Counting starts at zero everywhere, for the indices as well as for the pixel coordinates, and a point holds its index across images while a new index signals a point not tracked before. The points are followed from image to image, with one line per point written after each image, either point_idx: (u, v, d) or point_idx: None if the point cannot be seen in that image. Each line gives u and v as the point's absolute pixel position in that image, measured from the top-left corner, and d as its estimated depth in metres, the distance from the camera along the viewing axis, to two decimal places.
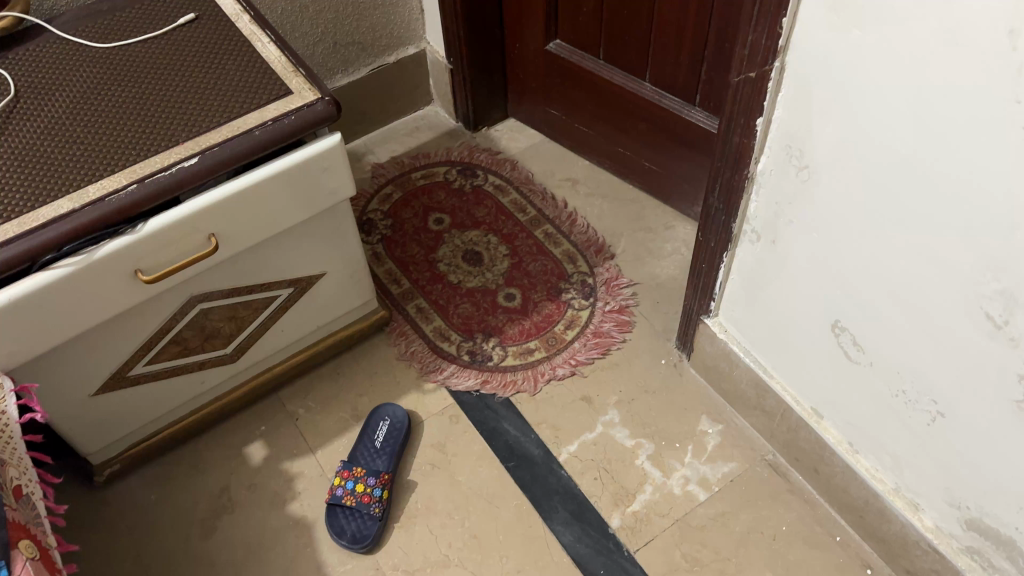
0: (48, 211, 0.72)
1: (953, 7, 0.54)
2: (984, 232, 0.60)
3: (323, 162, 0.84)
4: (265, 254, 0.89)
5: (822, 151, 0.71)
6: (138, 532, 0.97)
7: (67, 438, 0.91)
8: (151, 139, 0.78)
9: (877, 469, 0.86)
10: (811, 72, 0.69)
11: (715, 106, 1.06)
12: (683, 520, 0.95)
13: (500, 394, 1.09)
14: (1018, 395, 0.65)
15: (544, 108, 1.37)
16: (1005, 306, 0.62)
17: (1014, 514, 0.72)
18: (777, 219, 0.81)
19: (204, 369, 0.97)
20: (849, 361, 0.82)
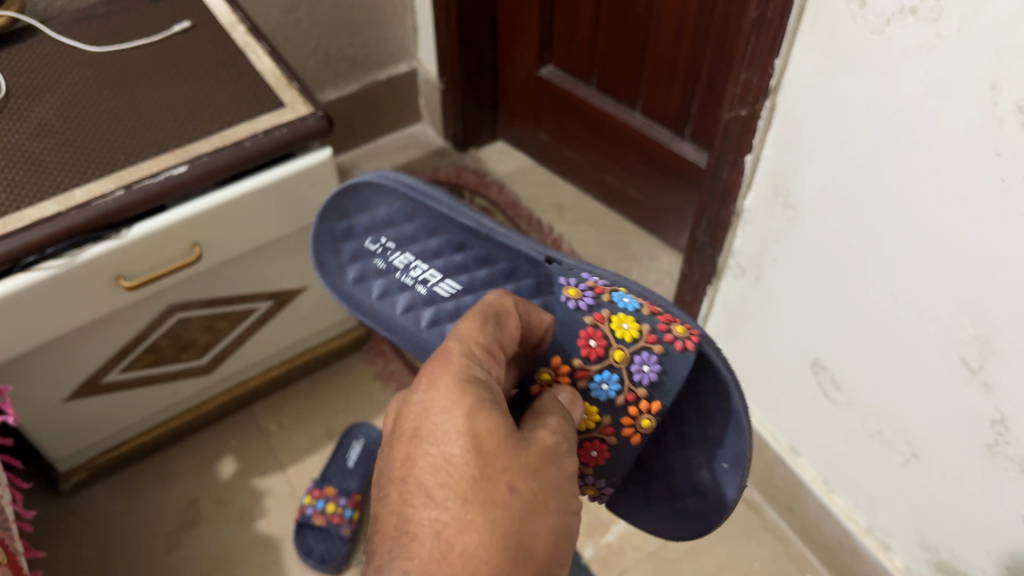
0: (32, 212, 0.71)
1: (939, 59, 0.56)
2: (963, 280, 0.61)
3: (311, 177, 0.84)
4: (247, 265, 0.89)
5: (808, 190, 0.72)
6: (103, 543, 0.95)
7: (36, 443, 0.89)
8: (142, 145, 0.77)
9: (851, 509, 0.86)
10: (800, 115, 0.70)
11: (705, 141, 1.07)
12: (657, 553, 0.95)
13: None
14: (991, 439, 0.65)
15: (534, 132, 1.38)
16: (980, 352, 0.63)
17: (984, 558, 0.72)
18: (762, 255, 0.82)
19: (178, 378, 0.96)
20: (828, 401, 0.82)
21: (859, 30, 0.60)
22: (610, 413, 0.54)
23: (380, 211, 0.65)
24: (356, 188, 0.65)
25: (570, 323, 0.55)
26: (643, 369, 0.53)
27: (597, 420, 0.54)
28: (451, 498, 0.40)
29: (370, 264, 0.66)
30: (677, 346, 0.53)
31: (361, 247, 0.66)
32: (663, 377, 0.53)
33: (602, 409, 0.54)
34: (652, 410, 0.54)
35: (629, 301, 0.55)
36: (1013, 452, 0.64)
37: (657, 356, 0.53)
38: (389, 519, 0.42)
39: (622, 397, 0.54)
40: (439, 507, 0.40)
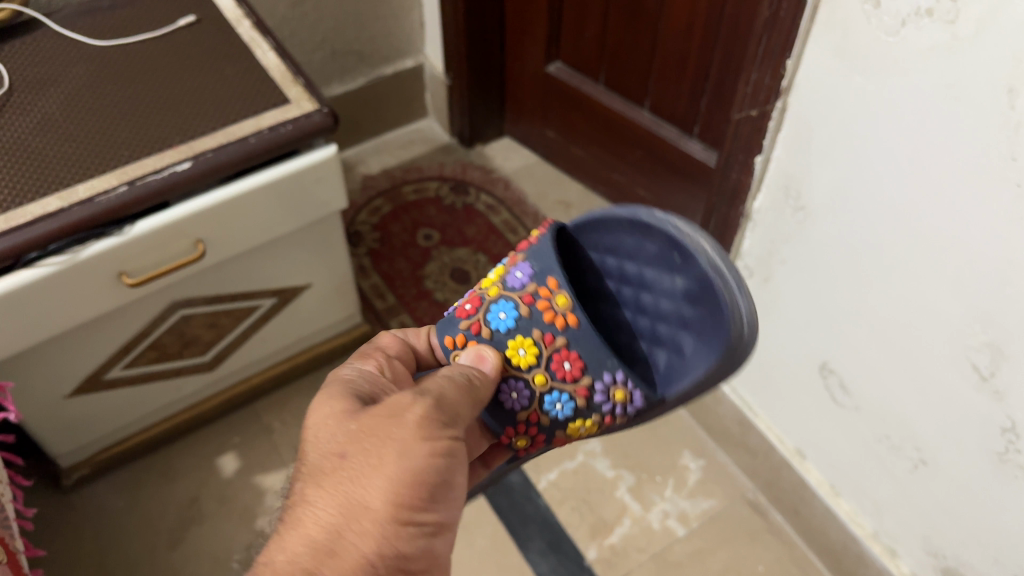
0: (36, 208, 0.70)
1: (956, 62, 0.55)
2: (975, 285, 0.61)
3: (316, 174, 0.83)
4: (251, 263, 0.88)
5: (819, 192, 0.71)
6: (105, 539, 0.95)
7: (38, 439, 0.88)
8: (146, 141, 0.76)
9: (857, 513, 0.85)
10: (812, 116, 0.69)
11: (714, 140, 1.06)
12: (660, 555, 0.95)
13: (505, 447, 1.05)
14: (1001, 446, 0.65)
15: (540, 128, 1.37)
16: (991, 359, 0.62)
17: (991, 565, 0.72)
18: (771, 257, 0.81)
19: (181, 375, 0.96)
20: (835, 404, 0.81)
21: (874, 32, 0.59)
22: (535, 326, 0.54)
23: None
24: None
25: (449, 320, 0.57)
26: (515, 275, 0.56)
27: (531, 343, 0.54)
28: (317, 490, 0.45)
29: None
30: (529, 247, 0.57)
31: None
32: (539, 268, 0.55)
33: (524, 333, 0.54)
34: (556, 288, 0.54)
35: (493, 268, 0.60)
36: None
37: (519, 262, 0.56)
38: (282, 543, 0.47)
39: (524, 308, 0.54)
40: (309, 499, 0.45)
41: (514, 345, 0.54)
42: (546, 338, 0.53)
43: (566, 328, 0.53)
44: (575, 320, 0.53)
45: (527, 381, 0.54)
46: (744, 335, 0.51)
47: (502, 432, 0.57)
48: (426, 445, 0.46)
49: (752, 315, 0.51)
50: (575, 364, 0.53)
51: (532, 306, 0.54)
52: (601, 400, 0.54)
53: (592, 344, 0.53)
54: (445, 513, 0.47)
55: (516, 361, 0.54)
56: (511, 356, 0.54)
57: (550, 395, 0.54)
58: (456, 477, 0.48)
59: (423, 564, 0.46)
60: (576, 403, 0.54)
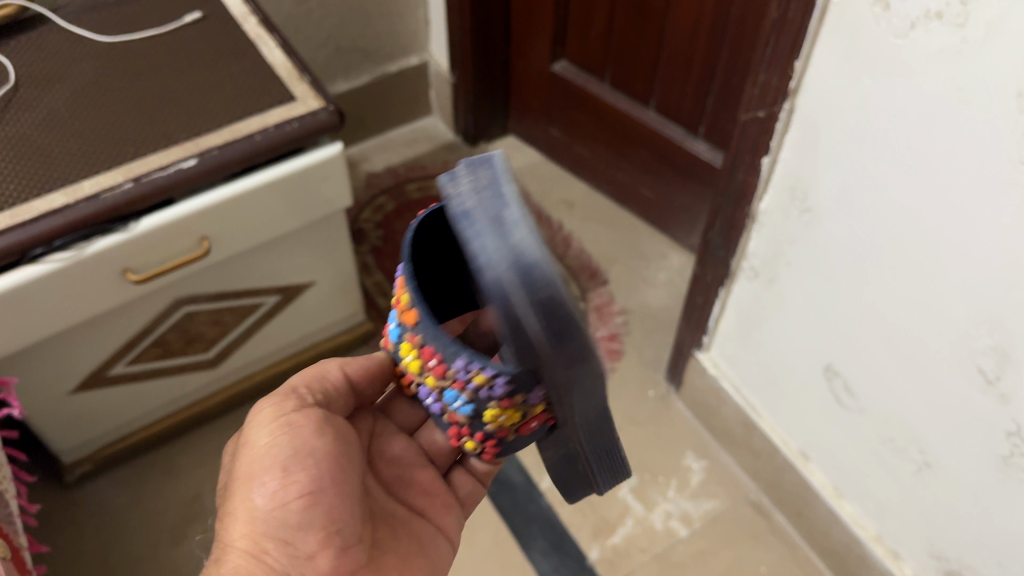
0: (41, 204, 0.70)
1: (966, 65, 0.54)
2: (982, 289, 0.60)
3: (321, 172, 0.83)
4: (255, 260, 0.88)
5: (826, 194, 0.71)
6: (108, 535, 0.95)
7: (41, 435, 0.88)
8: (151, 137, 0.76)
9: (860, 515, 0.85)
10: (819, 118, 0.68)
11: (719, 140, 1.06)
12: (663, 555, 0.95)
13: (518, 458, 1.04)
14: (1006, 450, 0.64)
15: (545, 127, 1.36)
16: (997, 363, 0.62)
17: (995, 568, 0.72)
18: (777, 258, 0.81)
19: (184, 372, 0.95)
20: (840, 406, 0.81)
21: (883, 34, 0.59)
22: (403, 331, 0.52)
23: None
24: None
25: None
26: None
27: (407, 349, 0.53)
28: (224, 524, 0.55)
29: None
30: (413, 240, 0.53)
31: None
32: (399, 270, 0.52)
33: (404, 340, 0.53)
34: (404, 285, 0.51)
35: None
36: None
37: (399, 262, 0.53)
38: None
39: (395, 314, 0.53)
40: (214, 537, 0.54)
41: (404, 350, 0.53)
42: (409, 339, 0.52)
43: (416, 327, 0.50)
44: (418, 317, 0.50)
45: (426, 385, 0.53)
46: (528, 277, 0.39)
47: (448, 432, 0.57)
48: (262, 437, 0.54)
49: (512, 250, 0.39)
50: (436, 360, 0.50)
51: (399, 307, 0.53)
52: (469, 382, 0.49)
53: (435, 336, 0.49)
54: (311, 478, 0.53)
55: (409, 367, 0.53)
56: (405, 364, 0.55)
57: (445, 391, 0.52)
58: (310, 444, 0.54)
59: (311, 537, 0.52)
60: (463, 396, 0.51)
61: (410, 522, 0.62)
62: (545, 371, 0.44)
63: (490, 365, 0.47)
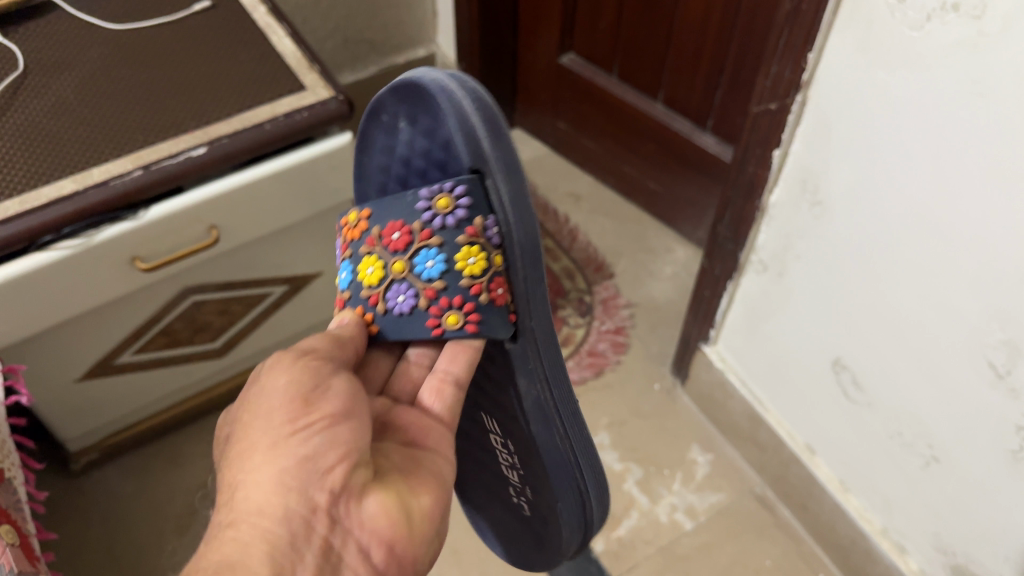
0: (51, 191, 0.70)
1: (980, 58, 0.54)
2: (994, 283, 0.60)
3: (331, 162, 0.83)
4: (263, 250, 0.88)
5: (837, 187, 0.71)
6: (114, 523, 0.95)
7: (47, 422, 0.88)
8: (161, 125, 0.76)
9: (866, 510, 0.85)
10: (831, 111, 0.68)
11: (728, 134, 1.05)
12: (668, 548, 0.95)
13: None
14: (1015, 445, 0.64)
15: (551, 120, 1.36)
16: (1008, 357, 0.62)
17: (1001, 563, 0.72)
18: (786, 251, 0.81)
19: (191, 361, 0.95)
20: (848, 399, 0.81)
21: (897, 26, 0.59)
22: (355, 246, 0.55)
23: None
24: None
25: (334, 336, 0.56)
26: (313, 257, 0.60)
27: (367, 256, 0.54)
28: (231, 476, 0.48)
29: None
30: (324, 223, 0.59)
31: None
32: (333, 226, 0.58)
33: (360, 254, 0.55)
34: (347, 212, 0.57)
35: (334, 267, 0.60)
36: None
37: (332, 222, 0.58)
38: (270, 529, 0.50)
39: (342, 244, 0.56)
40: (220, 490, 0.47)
41: (363, 266, 0.54)
42: (370, 241, 0.54)
43: (369, 218, 0.55)
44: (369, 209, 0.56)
45: (402, 276, 0.52)
46: (478, 99, 0.50)
47: (440, 336, 0.55)
48: (280, 377, 0.48)
49: (473, 94, 0.50)
50: (398, 230, 0.53)
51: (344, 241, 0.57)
52: (429, 214, 0.52)
53: (390, 210, 0.54)
54: (337, 406, 0.47)
55: (369, 280, 0.53)
56: (363, 280, 0.54)
57: (417, 259, 0.52)
58: (331, 382, 0.48)
59: (334, 455, 0.45)
60: (437, 246, 0.51)
61: (410, 461, 0.50)
62: (494, 180, 0.50)
63: (450, 182, 0.51)
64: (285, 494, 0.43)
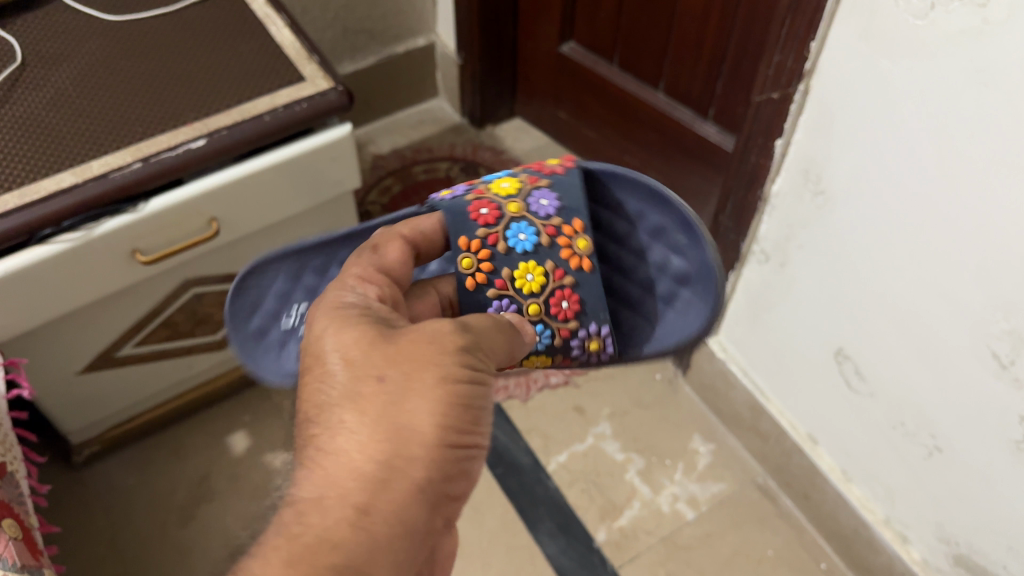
0: (50, 183, 0.70)
1: (985, 47, 0.54)
2: (999, 273, 0.60)
3: (331, 153, 0.82)
4: (263, 241, 0.87)
5: (840, 177, 0.71)
6: (117, 516, 0.95)
7: (50, 415, 0.88)
8: (160, 117, 0.76)
9: (869, 500, 0.85)
10: (834, 100, 0.68)
11: (729, 123, 1.05)
12: (669, 538, 0.95)
13: (524, 441, 1.04)
14: (1019, 435, 0.64)
15: (552, 110, 1.36)
16: (1012, 347, 0.62)
17: (1005, 553, 0.72)
18: (789, 241, 0.80)
19: (192, 353, 0.95)
20: (850, 389, 0.81)
21: (901, 15, 0.58)
22: (550, 259, 0.58)
23: (275, 288, 0.64)
24: (258, 272, 0.64)
25: (458, 211, 0.58)
26: (541, 202, 0.59)
27: (543, 273, 0.58)
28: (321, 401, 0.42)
29: (294, 337, 0.64)
30: (557, 175, 0.61)
31: (282, 326, 0.65)
32: (566, 208, 0.59)
33: (541, 262, 0.58)
34: (577, 230, 0.59)
35: (524, 238, 0.59)
36: None
37: (546, 188, 0.60)
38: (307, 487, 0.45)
39: (544, 240, 0.59)
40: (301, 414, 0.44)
41: (524, 269, 0.58)
42: (557, 271, 0.58)
43: (578, 271, 0.59)
44: (590, 270, 0.59)
45: (520, 306, 0.58)
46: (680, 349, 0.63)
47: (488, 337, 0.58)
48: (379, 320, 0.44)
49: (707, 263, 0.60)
50: (569, 301, 0.59)
51: (552, 240, 0.59)
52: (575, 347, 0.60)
53: (597, 306, 0.60)
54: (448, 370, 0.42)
55: (524, 282, 0.58)
56: (525, 280, 0.58)
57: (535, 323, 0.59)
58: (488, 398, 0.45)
59: (466, 483, 0.43)
60: (549, 333, 0.59)
61: None
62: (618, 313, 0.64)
63: (602, 331, 0.60)
64: (428, 507, 0.40)
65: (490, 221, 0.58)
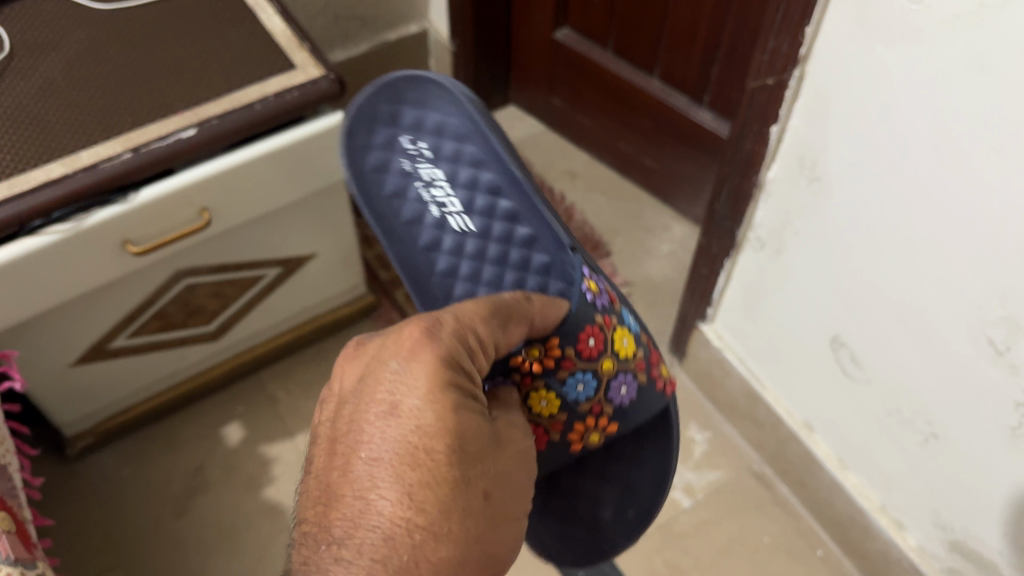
0: (39, 174, 0.69)
1: (981, 31, 0.53)
2: (995, 259, 0.60)
3: (323, 141, 0.81)
4: (256, 231, 0.87)
5: (836, 163, 0.70)
6: (112, 508, 0.95)
7: (43, 407, 0.88)
8: (149, 106, 0.75)
9: (865, 486, 0.86)
10: (830, 85, 0.67)
11: (724, 109, 1.04)
12: (666, 526, 0.95)
13: None
14: (1015, 421, 0.64)
15: (546, 97, 1.35)
16: (1008, 333, 0.62)
17: (1001, 539, 0.72)
18: (784, 228, 0.80)
19: (186, 344, 0.95)
20: (846, 376, 0.81)
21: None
22: (573, 413, 0.59)
23: (433, 115, 0.68)
24: (423, 81, 0.67)
25: (581, 317, 0.58)
26: (621, 391, 0.60)
27: (553, 405, 0.58)
28: (412, 473, 0.40)
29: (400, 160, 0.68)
30: (654, 377, 0.62)
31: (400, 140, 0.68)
32: (617, 411, 0.60)
33: (563, 400, 0.59)
34: (603, 428, 0.61)
35: (580, 390, 0.59)
36: None
37: (634, 382, 0.60)
38: (317, 519, 0.41)
39: (583, 407, 0.59)
40: (371, 458, 0.41)
41: (543, 396, 0.58)
42: (557, 422, 0.59)
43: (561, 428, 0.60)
44: (571, 435, 0.60)
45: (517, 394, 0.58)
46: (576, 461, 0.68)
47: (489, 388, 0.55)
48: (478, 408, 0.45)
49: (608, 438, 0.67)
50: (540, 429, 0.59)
51: (588, 415, 0.60)
52: None
53: (556, 459, 0.62)
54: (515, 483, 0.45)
55: (538, 407, 0.58)
56: (540, 402, 0.58)
57: None
58: None
59: None
60: None
61: None
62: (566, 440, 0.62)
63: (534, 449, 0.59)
64: None
65: (587, 347, 0.58)
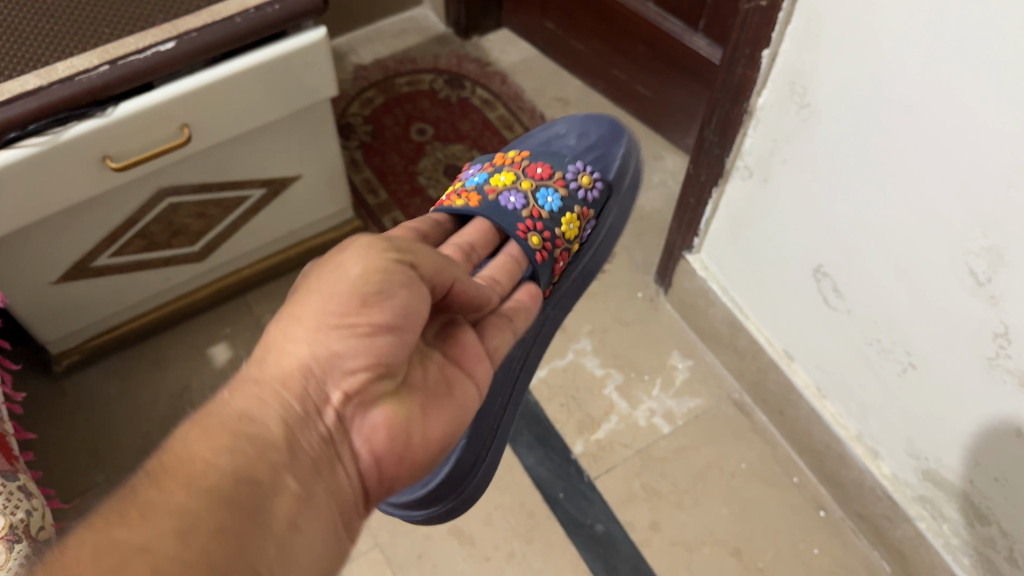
0: (14, 85, 0.67)
1: None
2: (980, 189, 0.59)
3: (306, 57, 0.80)
4: (238, 150, 0.85)
5: (826, 89, 0.69)
6: (98, 424, 0.96)
7: (27, 324, 0.88)
8: (127, 18, 0.73)
9: (841, 415, 0.87)
10: (823, 7, 0.65)
11: (719, 35, 1.02)
12: (645, 451, 0.97)
13: None
14: (993, 352, 0.65)
15: (540, 21, 1.32)
16: (990, 264, 0.61)
17: (971, 468, 0.73)
18: (772, 156, 0.79)
19: (170, 264, 0.94)
20: (828, 307, 0.81)
21: None
22: (503, 168, 0.86)
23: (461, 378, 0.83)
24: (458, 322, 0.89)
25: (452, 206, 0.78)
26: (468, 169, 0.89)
27: (508, 174, 0.83)
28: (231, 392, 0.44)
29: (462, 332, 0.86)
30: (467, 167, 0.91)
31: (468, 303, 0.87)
32: (482, 162, 0.89)
33: (499, 172, 0.84)
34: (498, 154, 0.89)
35: (478, 176, 0.85)
36: (1013, 365, 0.63)
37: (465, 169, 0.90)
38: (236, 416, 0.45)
39: (489, 167, 0.86)
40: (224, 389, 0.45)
41: (497, 176, 0.84)
42: (511, 164, 0.86)
43: (526, 158, 0.87)
44: (527, 154, 0.88)
45: (519, 187, 0.81)
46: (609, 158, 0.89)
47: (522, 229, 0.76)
48: (343, 275, 0.48)
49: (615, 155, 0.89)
50: (542, 168, 0.85)
51: (498, 161, 0.87)
52: (579, 188, 0.84)
53: (546, 155, 0.88)
54: (388, 317, 0.48)
55: (504, 180, 0.83)
56: (499, 180, 0.83)
57: (538, 194, 0.81)
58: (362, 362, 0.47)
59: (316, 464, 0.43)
60: (547, 203, 0.80)
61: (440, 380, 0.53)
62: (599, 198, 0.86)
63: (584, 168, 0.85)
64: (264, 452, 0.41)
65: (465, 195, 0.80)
